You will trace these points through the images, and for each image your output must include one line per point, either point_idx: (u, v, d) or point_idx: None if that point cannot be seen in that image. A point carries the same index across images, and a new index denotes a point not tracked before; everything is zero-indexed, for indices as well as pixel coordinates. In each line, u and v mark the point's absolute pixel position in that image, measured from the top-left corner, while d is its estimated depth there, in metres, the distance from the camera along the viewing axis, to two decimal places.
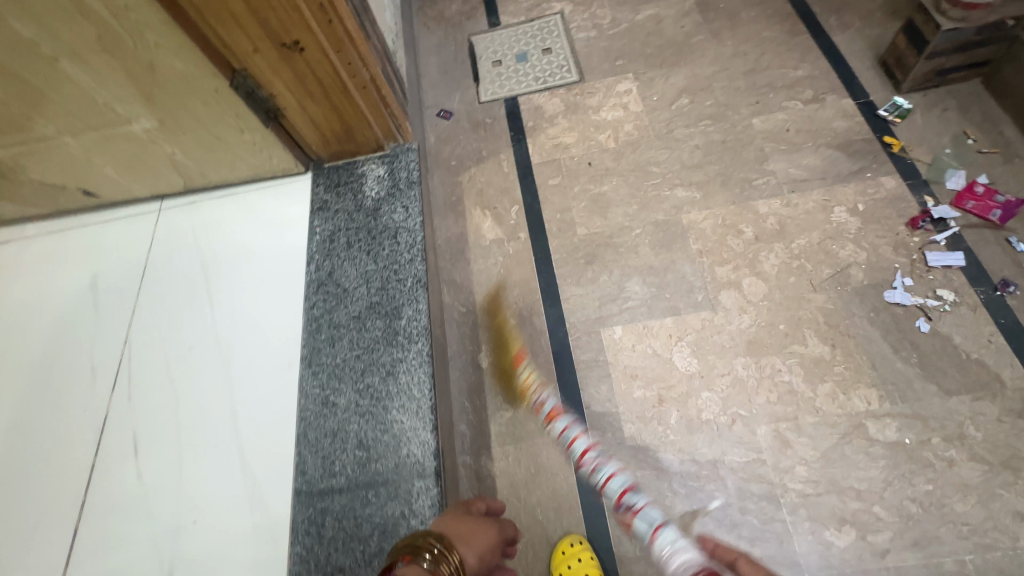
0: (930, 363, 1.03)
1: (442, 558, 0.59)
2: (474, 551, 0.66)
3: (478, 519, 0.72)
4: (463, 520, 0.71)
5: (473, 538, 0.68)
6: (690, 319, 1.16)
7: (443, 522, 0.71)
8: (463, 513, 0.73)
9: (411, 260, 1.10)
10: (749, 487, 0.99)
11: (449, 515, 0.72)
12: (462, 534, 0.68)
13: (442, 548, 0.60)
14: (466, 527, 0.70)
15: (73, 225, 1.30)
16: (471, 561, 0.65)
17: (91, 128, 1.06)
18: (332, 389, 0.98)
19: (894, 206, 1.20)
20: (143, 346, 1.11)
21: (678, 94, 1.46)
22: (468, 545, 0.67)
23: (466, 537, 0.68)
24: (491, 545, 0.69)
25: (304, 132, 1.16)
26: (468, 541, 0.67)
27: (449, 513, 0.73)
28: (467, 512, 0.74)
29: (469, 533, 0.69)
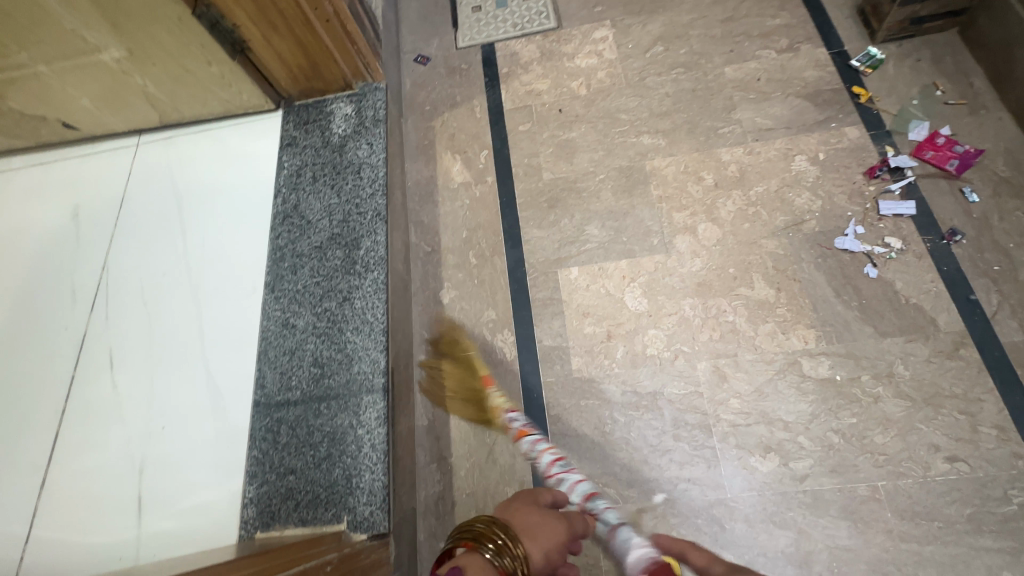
0: (869, 307, 1.06)
1: (505, 551, 0.55)
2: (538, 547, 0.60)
3: (546, 514, 0.65)
4: (527, 514, 0.65)
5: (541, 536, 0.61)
6: (644, 261, 1.19)
7: (509, 510, 0.67)
8: (532, 502, 0.70)
9: (373, 194, 1.13)
10: (686, 421, 1.04)
11: (512, 509, 0.67)
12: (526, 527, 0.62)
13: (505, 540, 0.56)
14: (529, 522, 0.63)
15: (54, 158, 1.34)
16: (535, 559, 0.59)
17: (63, 56, 1.08)
18: (292, 312, 1.04)
19: (855, 156, 1.21)
20: (121, 270, 1.17)
21: (653, 42, 1.45)
22: (534, 544, 0.60)
23: (531, 533, 0.61)
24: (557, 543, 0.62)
25: (272, 67, 1.18)
26: (533, 536, 0.61)
27: (515, 505, 0.68)
28: (536, 504, 0.68)
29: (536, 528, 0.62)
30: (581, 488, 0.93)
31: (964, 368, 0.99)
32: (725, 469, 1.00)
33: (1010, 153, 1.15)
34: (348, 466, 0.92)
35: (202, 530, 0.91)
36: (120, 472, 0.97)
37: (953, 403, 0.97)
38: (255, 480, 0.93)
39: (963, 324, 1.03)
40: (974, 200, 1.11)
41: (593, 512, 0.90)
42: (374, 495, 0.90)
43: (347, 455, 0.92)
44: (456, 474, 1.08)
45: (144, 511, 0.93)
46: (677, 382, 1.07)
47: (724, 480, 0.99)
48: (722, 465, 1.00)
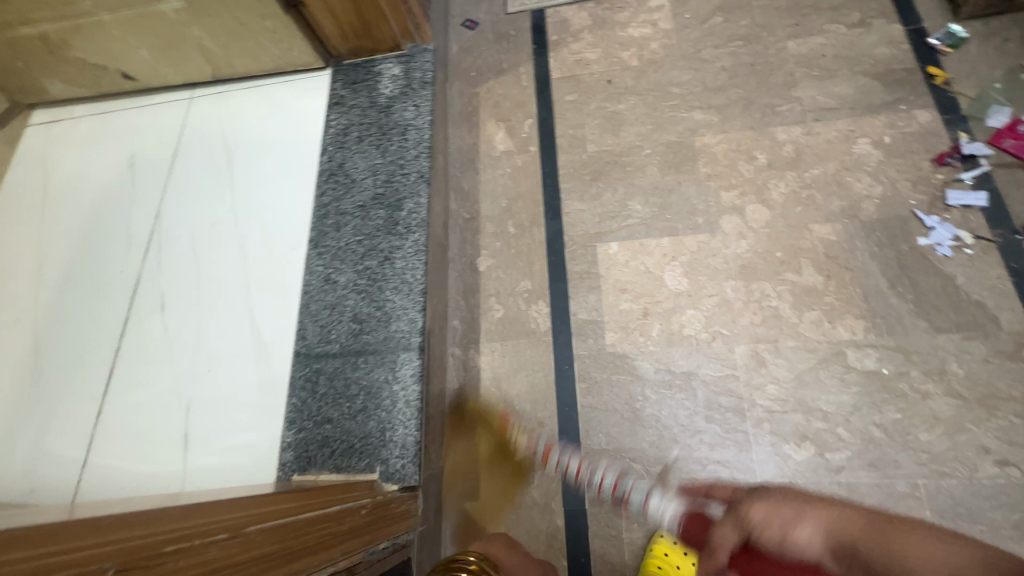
0: (925, 301, 1.01)
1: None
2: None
3: (524, 558, 0.80)
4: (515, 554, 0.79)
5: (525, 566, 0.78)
6: (687, 240, 1.16)
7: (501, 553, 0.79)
8: (511, 544, 0.82)
9: (418, 156, 1.13)
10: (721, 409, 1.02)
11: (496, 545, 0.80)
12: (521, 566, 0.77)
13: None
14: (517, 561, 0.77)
15: (113, 108, 1.40)
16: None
17: (126, 5, 1.12)
18: (334, 269, 1.06)
19: (924, 141, 1.13)
20: (172, 219, 1.21)
21: (712, 12, 1.39)
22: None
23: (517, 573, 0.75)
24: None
25: (324, 23, 1.18)
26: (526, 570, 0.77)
27: (497, 545, 0.80)
28: (514, 549, 0.81)
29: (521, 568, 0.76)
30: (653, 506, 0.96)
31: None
32: (755, 453, 0.98)
33: None
34: (382, 419, 0.94)
35: (243, 467, 0.95)
36: (167, 407, 1.02)
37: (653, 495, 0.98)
38: (293, 426, 0.97)
39: None
40: None
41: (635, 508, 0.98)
42: (406, 449, 0.92)
43: (382, 409, 0.95)
44: (484, 438, 1.09)
45: (190, 446, 0.98)
46: (715, 367, 1.05)
47: (756, 465, 0.97)
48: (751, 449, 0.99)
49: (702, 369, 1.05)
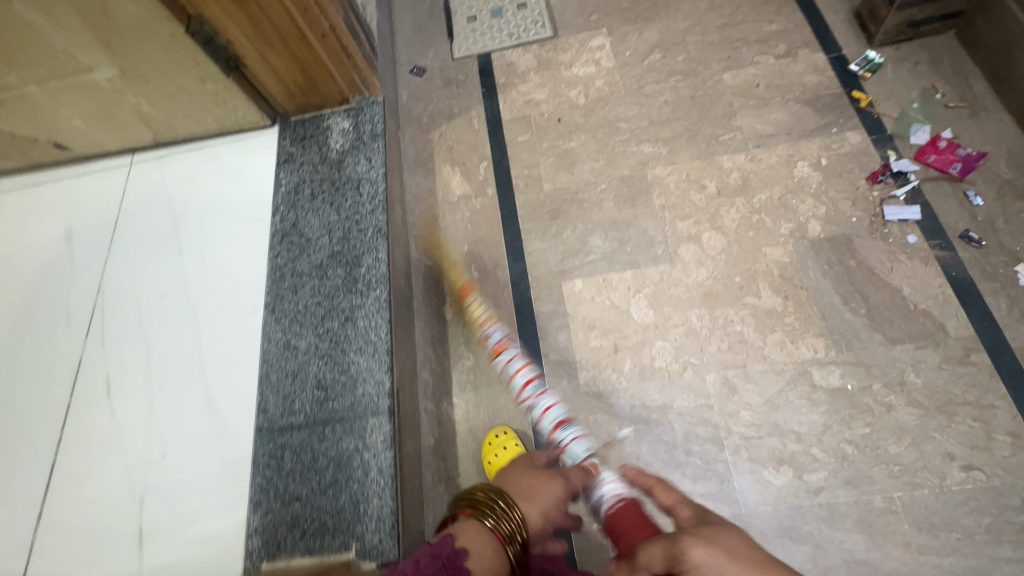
0: (877, 314, 1.05)
1: (502, 517, 0.70)
2: (534, 508, 0.74)
3: (543, 475, 0.80)
4: (525, 476, 0.79)
5: (537, 495, 0.76)
6: (649, 271, 1.18)
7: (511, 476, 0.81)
8: (527, 467, 0.81)
9: (373, 211, 1.11)
10: (568, 443, 0.99)
11: (514, 471, 0.81)
12: (527, 489, 0.77)
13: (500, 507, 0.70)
14: (528, 482, 0.78)
15: (48, 179, 1.33)
16: (533, 517, 0.73)
17: (54, 76, 1.07)
18: (294, 334, 1.02)
19: (857, 161, 1.20)
20: (115, 294, 1.15)
21: (650, 49, 1.45)
22: (531, 502, 0.75)
23: (528, 494, 0.76)
24: (554, 502, 0.76)
25: (266, 82, 1.16)
26: (532, 496, 0.76)
27: (513, 470, 0.81)
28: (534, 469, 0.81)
29: (531, 491, 0.76)
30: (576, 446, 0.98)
31: (975, 374, 0.99)
32: (578, 453, 0.98)
33: (1012, 155, 1.14)
34: (355, 492, 0.89)
35: (205, 562, 0.88)
36: (117, 501, 0.95)
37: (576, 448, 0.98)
38: (259, 508, 0.90)
39: (973, 331, 1.02)
40: (979, 204, 1.11)
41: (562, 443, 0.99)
42: (382, 522, 0.87)
43: (354, 480, 0.90)
44: None
45: (145, 543, 0.91)
46: (673, 384, 1.07)
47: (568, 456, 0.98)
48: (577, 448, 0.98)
49: (658, 388, 1.07)
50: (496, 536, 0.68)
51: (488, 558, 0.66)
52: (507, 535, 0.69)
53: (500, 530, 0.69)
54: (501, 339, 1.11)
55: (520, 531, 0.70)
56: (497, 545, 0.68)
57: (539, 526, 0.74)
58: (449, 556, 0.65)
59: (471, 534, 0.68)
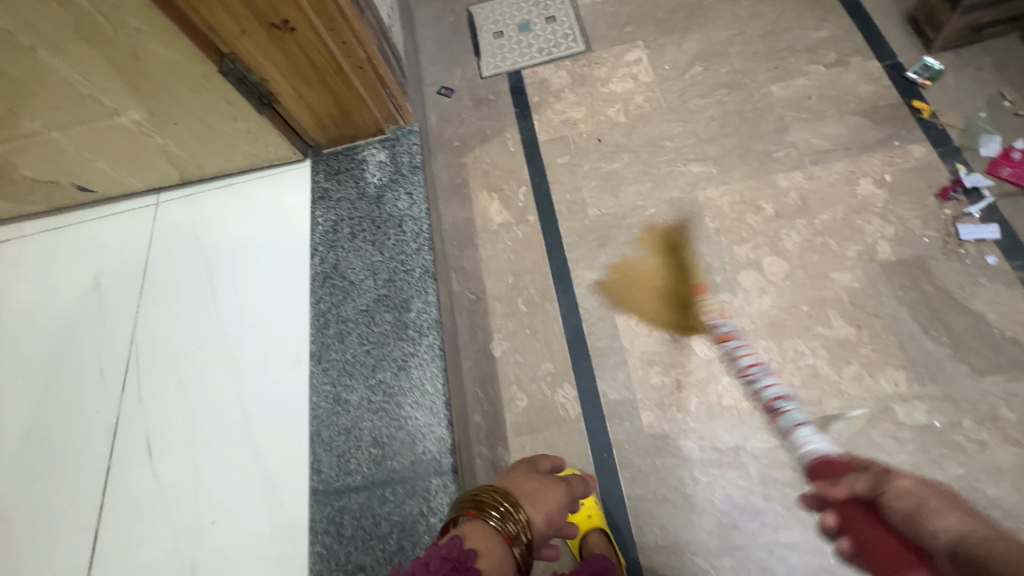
0: (961, 343, 0.99)
1: (507, 516, 0.63)
2: (541, 510, 0.68)
3: (547, 479, 0.72)
4: (530, 479, 0.71)
5: (542, 498, 0.68)
6: (709, 301, 1.12)
7: (512, 478, 0.73)
8: (530, 470, 0.74)
9: (419, 250, 1.05)
10: (786, 409, 0.98)
11: (516, 474, 0.74)
12: (529, 491, 0.69)
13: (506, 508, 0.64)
14: (533, 483, 0.70)
15: (69, 221, 1.28)
16: (540, 521, 0.67)
17: (78, 121, 1.01)
18: (344, 386, 0.96)
19: (924, 176, 1.13)
20: (149, 345, 1.09)
21: (690, 61, 1.39)
22: (537, 504, 0.68)
23: (532, 496, 0.68)
24: (557, 506, 0.69)
25: (300, 117, 1.09)
26: (535, 500, 0.68)
27: (517, 472, 0.74)
28: (537, 471, 0.74)
29: (535, 493, 0.69)
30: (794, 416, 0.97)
31: None
32: (809, 436, 0.94)
33: None
34: None
35: None
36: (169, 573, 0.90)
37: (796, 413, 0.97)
38: None
39: None
40: None
41: (777, 412, 0.99)
42: None
43: (420, 548, 0.84)
44: None
45: None
46: (746, 424, 1.01)
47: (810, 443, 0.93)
48: (803, 431, 0.95)
49: (730, 429, 1.01)
50: (504, 537, 0.62)
51: (497, 563, 0.60)
52: (514, 535, 0.63)
53: (507, 531, 0.62)
54: (730, 329, 1.08)
55: (527, 533, 0.64)
56: (504, 548, 0.61)
57: (544, 530, 0.67)
58: (458, 558, 0.59)
59: (479, 535, 0.62)
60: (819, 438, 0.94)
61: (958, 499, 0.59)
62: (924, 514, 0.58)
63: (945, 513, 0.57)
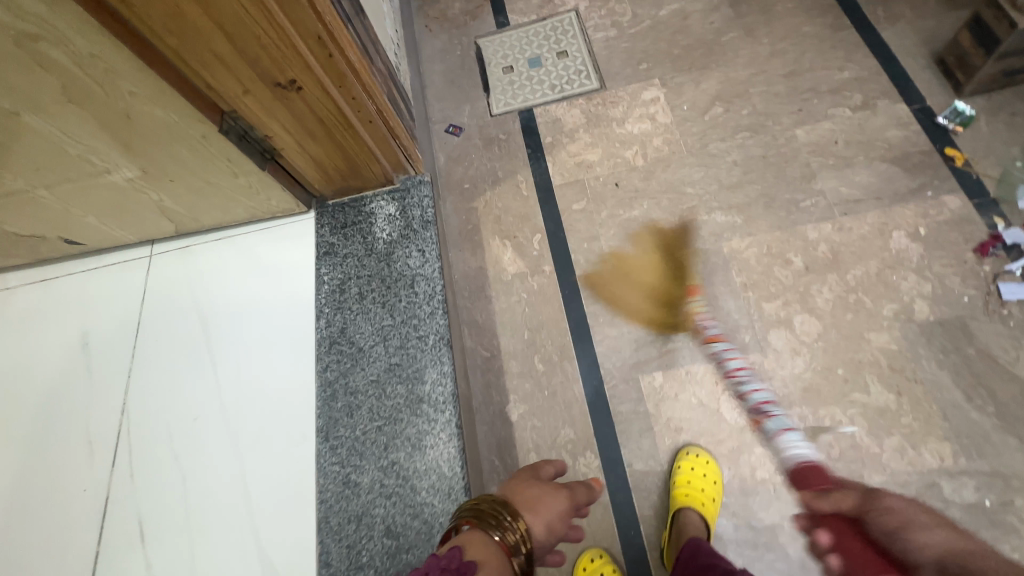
0: (1009, 413, 0.94)
1: (508, 529, 0.57)
2: (542, 520, 0.62)
3: (547, 486, 0.67)
4: (530, 487, 0.66)
5: (541, 506, 0.63)
6: (738, 363, 1.06)
7: (512, 487, 0.67)
8: (532, 477, 0.69)
9: (432, 314, 0.99)
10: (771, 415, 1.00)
11: (515, 481, 0.68)
12: (528, 499, 0.64)
13: (506, 517, 0.58)
14: (535, 492, 0.65)
15: (56, 274, 1.20)
16: (541, 532, 0.61)
17: (66, 179, 0.94)
18: (354, 467, 0.90)
19: (960, 230, 1.08)
20: (142, 415, 1.02)
21: (710, 102, 1.33)
22: (537, 513, 0.62)
23: (534, 504, 0.63)
24: (560, 514, 0.64)
25: (304, 170, 1.03)
26: (536, 508, 0.63)
27: (514, 482, 0.68)
28: (539, 478, 0.69)
29: (539, 500, 0.64)
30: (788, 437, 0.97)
31: None
32: (795, 441, 0.97)
33: None
34: None
35: None
36: None
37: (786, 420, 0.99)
38: None
39: None
40: None
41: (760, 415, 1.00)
42: None
43: None
44: None
45: None
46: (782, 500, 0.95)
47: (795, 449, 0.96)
48: (790, 436, 0.98)
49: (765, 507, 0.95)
50: (504, 549, 0.56)
51: None
52: (513, 547, 0.56)
53: (506, 543, 0.56)
54: (718, 332, 1.09)
55: (526, 543, 0.58)
56: (505, 561, 0.55)
57: (544, 540, 0.61)
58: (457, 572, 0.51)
59: (477, 547, 0.55)
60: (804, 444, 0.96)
61: (945, 516, 0.60)
62: (909, 531, 0.59)
63: (925, 528, 0.59)
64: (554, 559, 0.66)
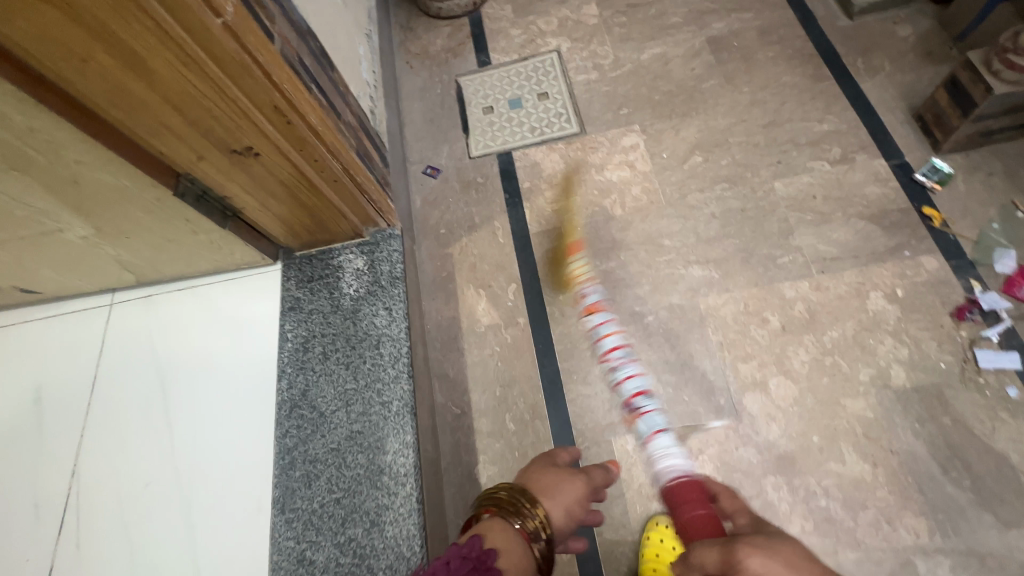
0: (985, 489, 0.92)
1: (526, 515, 0.64)
2: (558, 506, 0.69)
3: (563, 474, 0.74)
4: (547, 474, 0.73)
5: (557, 492, 0.70)
6: (712, 428, 1.04)
7: (529, 475, 0.74)
8: (548, 465, 0.76)
9: (397, 378, 0.96)
10: (646, 412, 1.04)
11: (533, 469, 0.76)
12: (545, 486, 0.71)
13: (524, 503, 0.65)
14: (550, 479, 0.72)
15: (11, 321, 1.16)
16: (557, 516, 0.68)
17: (16, 237, 0.91)
18: (309, 543, 0.86)
19: (937, 292, 1.07)
20: (93, 478, 0.98)
21: (689, 150, 1.32)
22: (553, 498, 0.69)
23: (550, 491, 0.70)
24: (576, 499, 0.71)
25: (268, 226, 1.00)
26: (551, 494, 0.70)
27: (532, 469, 0.76)
28: (555, 465, 0.76)
29: (554, 487, 0.71)
30: (660, 440, 1.00)
31: None
32: (666, 445, 0.99)
33: None
34: None
35: None
36: None
37: (654, 419, 1.03)
38: None
39: None
40: None
41: (636, 409, 1.05)
42: None
43: None
44: None
45: None
46: None
47: (669, 459, 0.95)
48: (662, 438, 1.00)
49: None
50: (521, 534, 0.63)
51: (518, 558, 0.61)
52: (532, 533, 0.64)
53: (526, 529, 0.64)
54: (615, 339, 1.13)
55: (546, 529, 0.65)
56: (524, 545, 0.62)
57: (562, 524, 0.68)
58: (480, 557, 0.58)
59: (498, 533, 0.62)
60: (676, 449, 0.97)
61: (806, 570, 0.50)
62: None
63: None
64: (579, 542, 0.75)
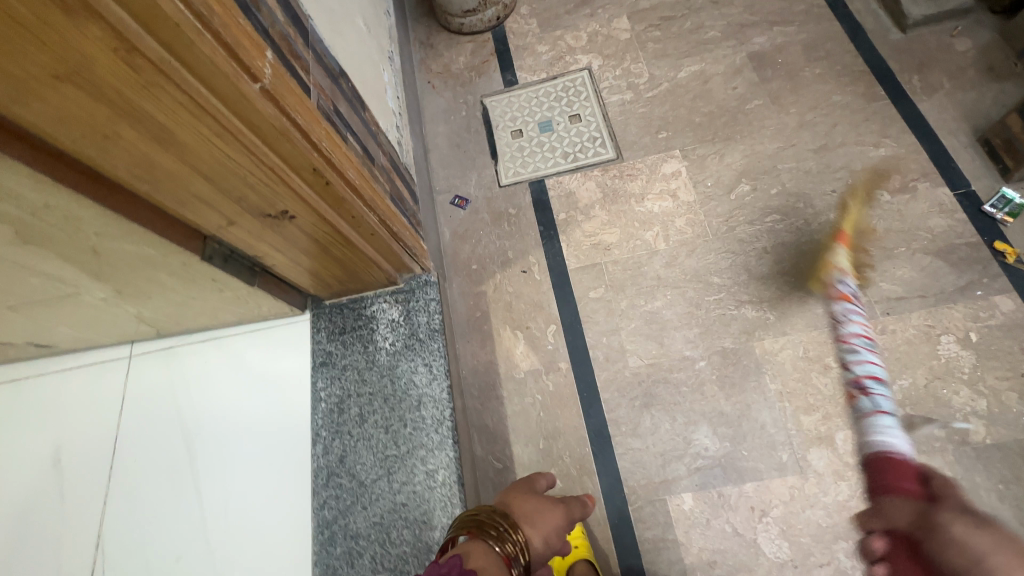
0: None
1: (505, 538, 0.63)
2: (539, 534, 0.68)
3: (545, 500, 0.73)
4: (529, 501, 0.73)
5: (539, 519, 0.70)
6: (775, 486, 0.97)
7: (510, 500, 0.74)
8: (529, 492, 0.76)
9: (441, 444, 0.89)
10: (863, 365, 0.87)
11: (514, 494, 0.75)
12: (526, 512, 0.71)
13: (506, 528, 0.64)
14: (533, 506, 0.72)
15: (24, 375, 1.09)
16: (537, 544, 0.67)
17: (30, 301, 0.84)
18: None
19: (1014, 337, 1.00)
20: (119, 551, 0.92)
21: (735, 178, 1.24)
22: (534, 525, 0.69)
23: (531, 517, 0.70)
24: (557, 527, 0.70)
25: (298, 279, 0.93)
26: (532, 520, 0.69)
27: (515, 494, 0.75)
28: (535, 492, 0.76)
29: (534, 513, 0.71)
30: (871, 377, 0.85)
31: None
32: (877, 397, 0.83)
33: None
34: None
35: None
36: None
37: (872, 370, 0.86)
38: None
39: None
40: None
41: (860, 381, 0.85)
42: None
43: None
44: None
45: None
46: None
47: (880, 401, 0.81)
48: (873, 387, 0.84)
49: None
50: (502, 558, 0.61)
51: None
52: (512, 557, 0.62)
53: (505, 552, 0.62)
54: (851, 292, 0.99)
55: (524, 554, 0.63)
56: (504, 568, 0.60)
57: (540, 551, 0.67)
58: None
59: (478, 557, 0.60)
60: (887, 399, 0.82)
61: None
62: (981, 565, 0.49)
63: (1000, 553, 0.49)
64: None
